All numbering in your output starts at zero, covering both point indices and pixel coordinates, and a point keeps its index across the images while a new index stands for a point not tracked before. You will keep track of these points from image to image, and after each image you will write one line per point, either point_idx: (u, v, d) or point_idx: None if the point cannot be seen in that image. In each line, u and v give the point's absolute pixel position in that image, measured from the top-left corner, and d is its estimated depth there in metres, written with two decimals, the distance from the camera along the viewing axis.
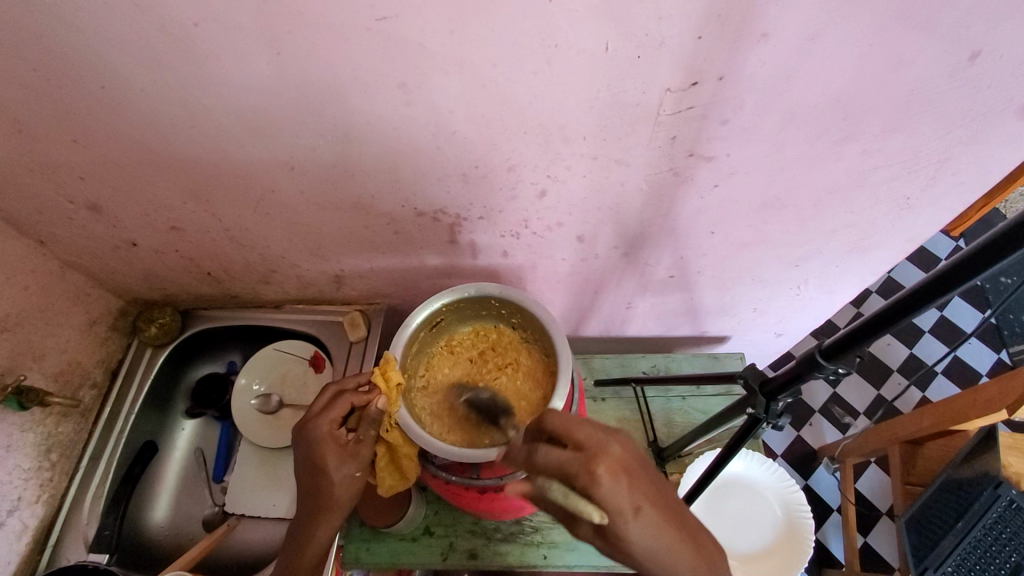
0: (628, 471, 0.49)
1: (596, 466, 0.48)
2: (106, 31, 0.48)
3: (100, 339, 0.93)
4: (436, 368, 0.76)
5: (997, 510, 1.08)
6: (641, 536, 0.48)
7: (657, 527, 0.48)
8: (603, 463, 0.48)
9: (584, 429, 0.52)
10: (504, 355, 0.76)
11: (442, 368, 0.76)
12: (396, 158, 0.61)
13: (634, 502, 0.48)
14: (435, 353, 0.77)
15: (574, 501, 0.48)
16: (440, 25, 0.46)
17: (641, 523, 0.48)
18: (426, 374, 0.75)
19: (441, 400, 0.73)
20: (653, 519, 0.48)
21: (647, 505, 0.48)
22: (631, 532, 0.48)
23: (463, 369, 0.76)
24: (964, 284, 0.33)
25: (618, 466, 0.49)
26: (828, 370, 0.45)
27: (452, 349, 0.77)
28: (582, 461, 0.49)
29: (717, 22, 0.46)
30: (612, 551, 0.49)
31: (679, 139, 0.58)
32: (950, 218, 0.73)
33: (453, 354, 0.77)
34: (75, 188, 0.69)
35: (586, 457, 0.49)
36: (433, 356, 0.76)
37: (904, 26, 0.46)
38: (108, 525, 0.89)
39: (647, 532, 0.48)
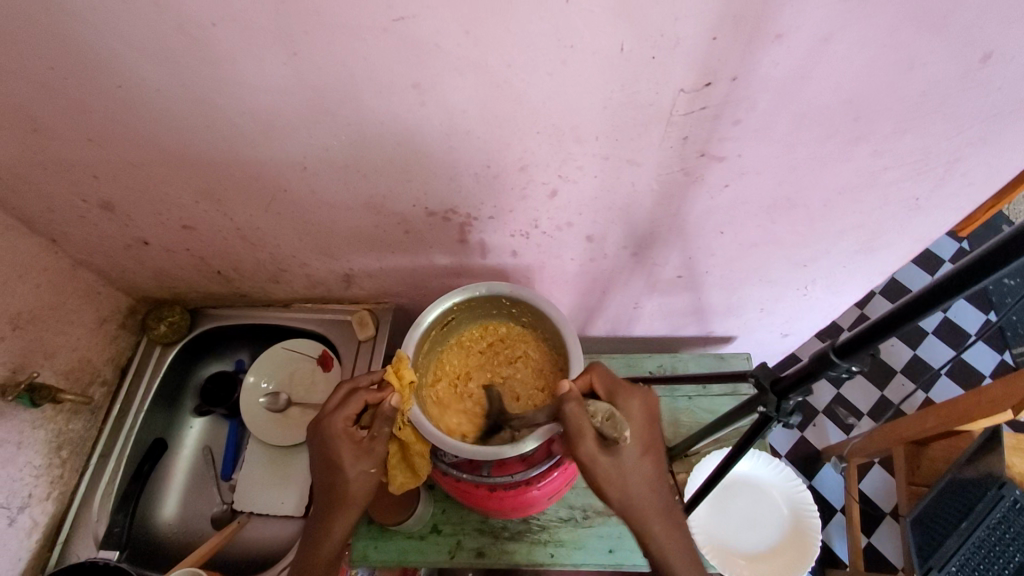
0: (648, 422, 0.63)
1: (635, 401, 0.63)
2: (126, 31, 0.49)
3: (110, 337, 0.93)
4: (446, 363, 0.76)
5: (1001, 510, 1.08)
6: (635, 471, 0.60)
7: (648, 476, 0.61)
8: (639, 402, 0.63)
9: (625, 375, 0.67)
10: (514, 348, 0.76)
11: (453, 363, 0.76)
12: (410, 157, 0.62)
13: (643, 443, 0.62)
14: (445, 348, 0.77)
15: (612, 416, 0.60)
16: (456, 26, 0.47)
17: (637, 459, 0.61)
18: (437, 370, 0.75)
19: (453, 395, 0.74)
20: (649, 466, 0.61)
21: (646, 451, 0.62)
22: (630, 463, 0.60)
23: (473, 364, 0.76)
24: (974, 285, 0.34)
25: (641, 413, 0.63)
26: (840, 368, 0.46)
27: (461, 344, 0.77)
28: (623, 397, 0.63)
29: (731, 23, 0.46)
30: (611, 473, 0.59)
31: (691, 139, 0.58)
32: (957, 219, 0.73)
33: (463, 349, 0.77)
34: (89, 186, 0.69)
35: (631, 396, 0.63)
36: (443, 351, 0.76)
37: (915, 29, 0.46)
38: (118, 522, 0.90)
39: (638, 469, 0.61)
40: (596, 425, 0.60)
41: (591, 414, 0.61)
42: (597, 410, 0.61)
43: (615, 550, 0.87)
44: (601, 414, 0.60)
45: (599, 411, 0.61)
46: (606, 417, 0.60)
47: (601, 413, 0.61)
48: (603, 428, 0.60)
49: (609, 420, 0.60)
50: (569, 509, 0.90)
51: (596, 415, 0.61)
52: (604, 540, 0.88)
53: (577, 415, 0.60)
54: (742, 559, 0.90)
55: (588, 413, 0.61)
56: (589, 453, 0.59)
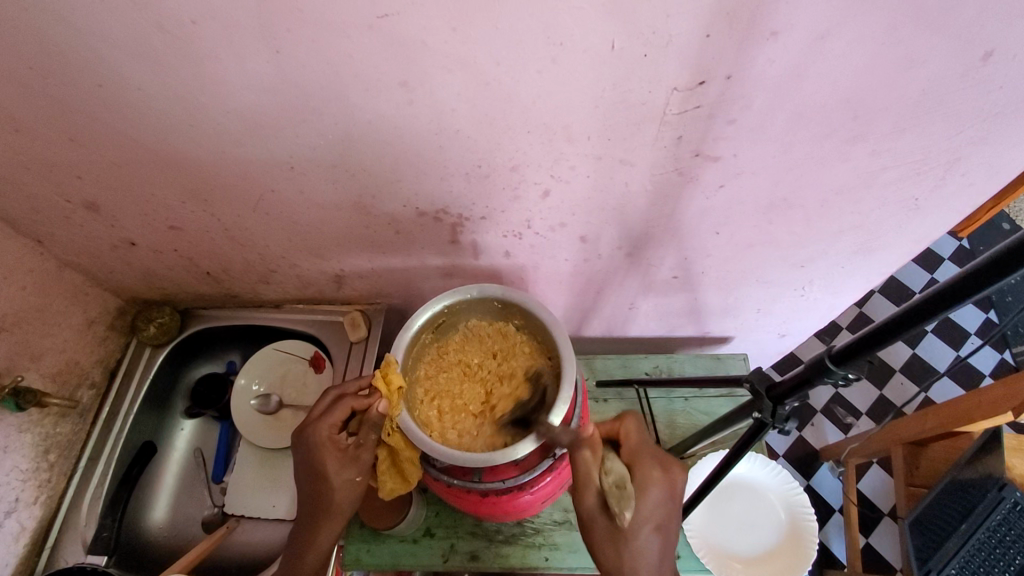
0: (667, 498, 0.61)
1: (655, 473, 0.61)
2: (103, 29, 0.48)
3: (98, 339, 0.92)
4: (436, 372, 0.74)
5: (1001, 512, 1.06)
6: (640, 541, 0.58)
7: (656, 552, 0.59)
8: (660, 476, 0.61)
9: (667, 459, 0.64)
10: (509, 363, 0.73)
11: (442, 372, 0.74)
12: (398, 157, 0.60)
13: (656, 520, 0.60)
14: (436, 358, 0.74)
15: (625, 488, 0.59)
16: (442, 23, 0.45)
17: (645, 532, 0.59)
18: (425, 378, 0.73)
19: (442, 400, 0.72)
20: (659, 544, 0.59)
21: (657, 527, 0.59)
22: (636, 535, 0.58)
23: (463, 375, 0.74)
24: (978, 292, 0.32)
25: (659, 488, 0.61)
26: (837, 375, 0.45)
27: (452, 354, 0.74)
28: (644, 466, 0.62)
29: (725, 20, 0.45)
30: (609, 538, 0.59)
31: (685, 139, 0.57)
32: (957, 220, 0.72)
33: (454, 360, 0.74)
34: (72, 186, 0.68)
35: (654, 467, 0.62)
36: (433, 360, 0.74)
37: (915, 26, 0.45)
38: (107, 526, 0.88)
39: (648, 547, 0.59)
40: (604, 489, 0.59)
41: (604, 474, 0.60)
42: (612, 471, 0.60)
43: None
44: (614, 479, 0.60)
45: (610, 474, 0.60)
46: (615, 484, 0.59)
47: (613, 476, 0.60)
48: (610, 494, 0.59)
49: (618, 489, 0.59)
50: (564, 512, 0.89)
51: (609, 476, 0.60)
52: None
53: (590, 465, 0.60)
54: (739, 562, 0.89)
55: (603, 471, 0.60)
56: (589, 510, 0.60)
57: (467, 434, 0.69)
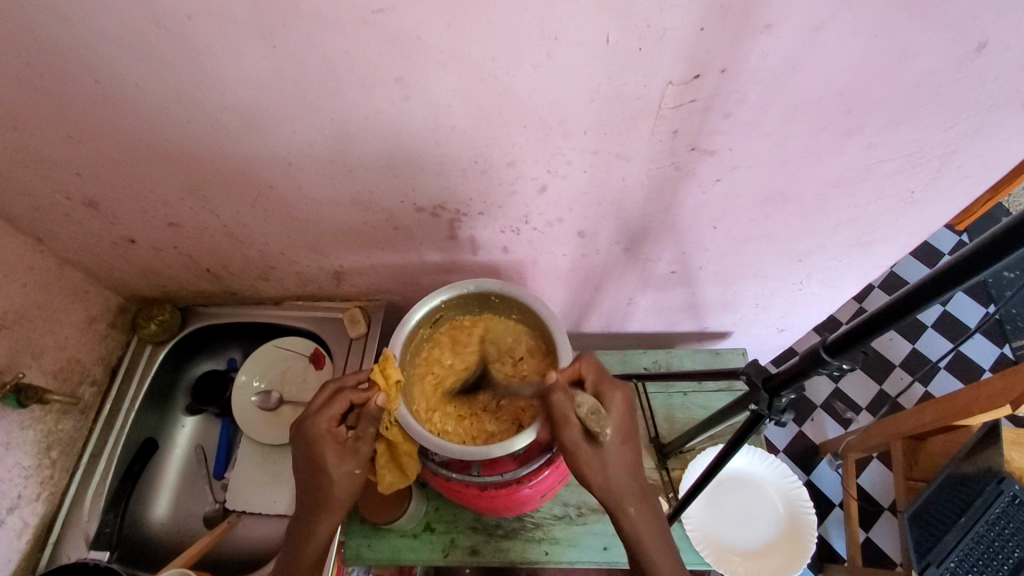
0: (628, 413, 0.63)
1: (618, 395, 0.63)
2: (101, 26, 0.48)
3: (100, 336, 0.93)
4: (425, 385, 0.72)
5: (1000, 505, 1.07)
6: (614, 455, 0.62)
7: (628, 465, 0.62)
8: (623, 395, 0.63)
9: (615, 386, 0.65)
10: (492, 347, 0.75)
11: (433, 384, 0.73)
12: (395, 153, 0.61)
13: (622, 433, 0.63)
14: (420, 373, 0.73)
15: (598, 409, 0.61)
16: (437, 18, 0.45)
17: (618, 449, 0.62)
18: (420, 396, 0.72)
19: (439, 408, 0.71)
20: (628, 452, 0.63)
21: (625, 440, 0.63)
22: (611, 452, 0.62)
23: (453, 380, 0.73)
24: (969, 279, 0.33)
25: (623, 408, 0.63)
26: (831, 366, 0.45)
27: (436, 367, 0.73)
28: (607, 392, 0.63)
29: (719, 14, 0.45)
30: (590, 462, 0.61)
31: (681, 133, 0.57)
32: (954, 213, 0.72)
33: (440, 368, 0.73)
34: (72, 183, 0.68)
35: (614, 388, 0.63)
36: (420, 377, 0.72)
37: (908, 18, 0.45)
38: (108, 522, 0.89)
39: (618, 458, 0.62)
40: (580, 417, 0.61)
41: (575, 407, 0.62)
42: (584, 401, 0.61)
43: (610, 547, 0.86)
44: (587, 407, 0.61)
45: (584, 404, 0.61)
46: (590, 411, 0.61)
47: (585, 406, 0.61)
48: (588, 420, 0.61)
49: (594, 413, 0.61)
50: (563, 506, 0.89)
51: (581, 407, 0.61)
52: (598, 538, 0.87)
53: (562, 404, 0.62)
54: (739, 556, 0.89)
55: (575, 406, 0.61)
56: (572, 439, 0.62)
57: (488, 425, 0.70)
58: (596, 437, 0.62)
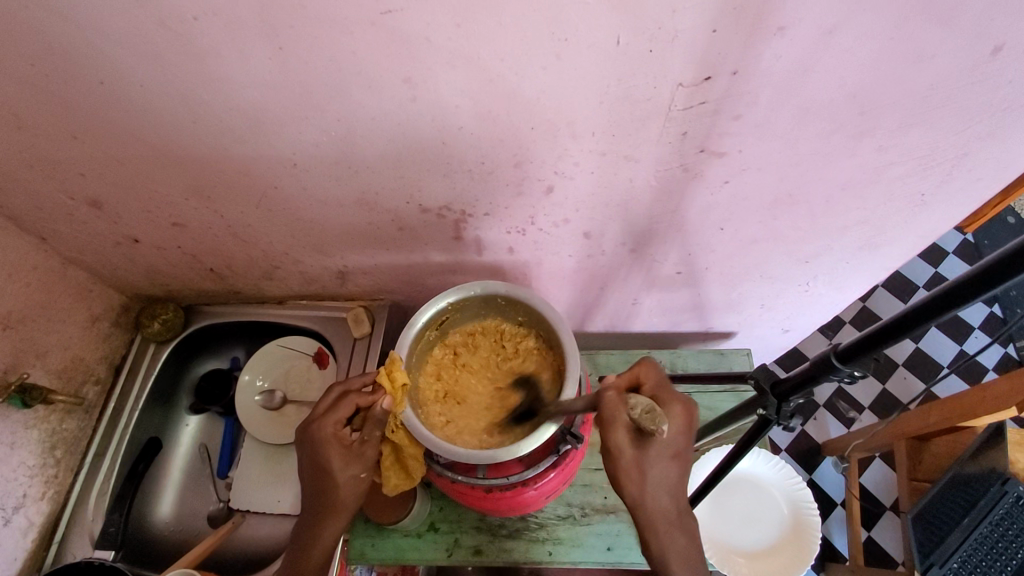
0: (688, 428, 0.59)
1: (678, 406, 0.59)
2: (105, 26, 0.47)
3: (103, 335, 0.92)
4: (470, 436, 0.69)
5: (1004, 506, 1.09)
6: (659, 468, 0.58)
7: (673, 478, 0.59)
8: (682, 408, 0.59)
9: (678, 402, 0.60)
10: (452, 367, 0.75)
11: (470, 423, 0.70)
12: (402, 154, 0.60)
13: (675, 448, 0.59)
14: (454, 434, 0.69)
15: (653, 410, 0.58)
16: (446, 19, 0.45)
17: (664, 460, 0.58)
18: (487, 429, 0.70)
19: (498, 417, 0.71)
20: (676, 469, 0.59)
21: (676, 454, 0.59)
22: (657, 461, 0.58)
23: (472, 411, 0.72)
24: (996, 286, 0.32)
25: (681, 419, 0.59)
26: (843, 373, 0.45)
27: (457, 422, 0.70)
28: (666, 400, 0.60)
29: (732, 16, 0.44)
30: (630, 468, 0.58)
31: (690, 135, 0.57)
32: (965, 215, 0.71)
33: (457, 413, 0.71)
34: (76, 183, 0.68)
35: (675, 397, 0.60)
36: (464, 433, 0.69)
37: (924, 21, 0.44)
38: (113, 522, 0.88)
39: (661, 471, 0.58)
40: (631, 419, 0.58)
41: (629, 408, 0.58)
42: (638, 402, 0.58)
43: (614, 548, 0.86)
44: (641, 407, 0.58)
45: (638, 405, 0.58)
46: (645, 412, 0.57)
47: (641, 406, 0.58)
48: (640, 420, 0.57)
49: (649, 413, 0.57)
50: (567, 507, 0.89)
51: (635, 408, 0.58)
52: (602, 538, 0.87)
53: (615, 402, 0.58)
54: (742, 557, 0.90)
55: (629, 406, 0.58)
56: (617, 442, 0.58)
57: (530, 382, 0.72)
58: (643, 442, 0.58)
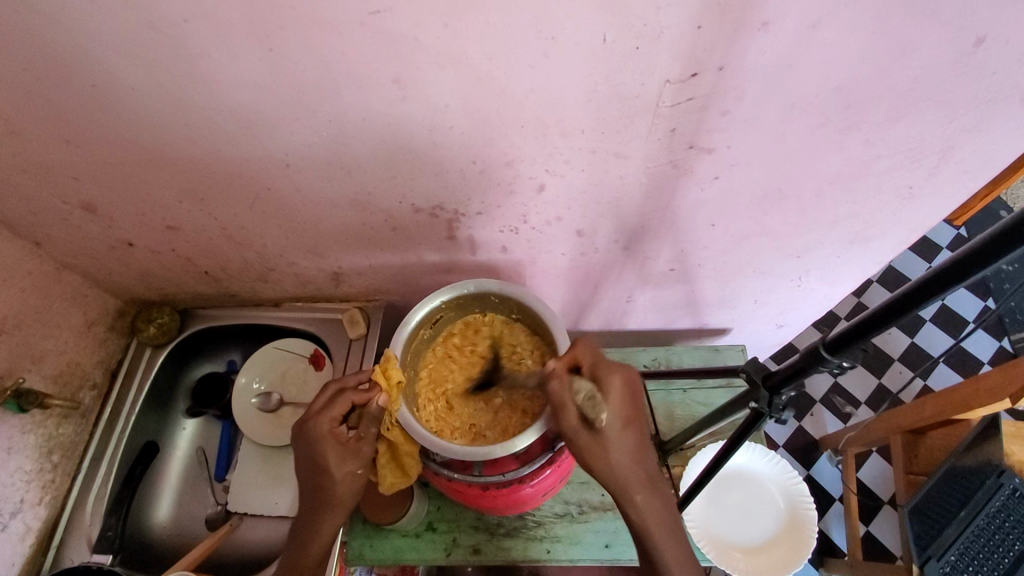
0: (628, 397, 0.60)
1: (617, 377, 0.59)
2: (94, 29, 0.48)
3: (99, 340, 0.93)
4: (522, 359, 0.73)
5: (1001, 498, 1.08)
6: (615, 445, 0.58)
7: (631, 448, 0.59)
8: (621, 379, 0.60)
9: (612, 378, 0.60)
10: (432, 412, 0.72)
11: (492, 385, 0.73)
12: (393, 154, 0.61)
13: (624, 418, 0.59)
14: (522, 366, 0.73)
15: (594, 395, 0.58)
16: (433, 19, 0.45)
17: (618, 434, 0.59)
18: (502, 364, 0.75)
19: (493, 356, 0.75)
20: (631, 439, 0.59)
21: (626, 424, 0.59)
22: (610, 438, 0.59)
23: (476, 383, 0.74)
24: (978, 271, 0.32)
25: (621, 392, 0.59)
26: (832, 364, 0.45)
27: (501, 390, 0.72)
28: (605, 374, 0.60)
29: (717, 11, 0.45)
30: (589, 447, 0.59)
31: (679, 131, 0.57)
32: (953, 207, 0.72)
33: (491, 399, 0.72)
34: (70, 188, 0.68)
35: (612, 370, 0.60)
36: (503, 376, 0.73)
37: (906, 13, 0.45)
38: (111, 526, 0.90)
39: (620, 445, 0.59)
40: (579, 405, 0.58)
41: (574, 393, 0.59)
42: (580, 388, 0.58)
43: (611, 544, 0.87)
44: (583, 393, 0.58)
45: (581, 390, 0.58)
46: (587, 397, 0.58)
47: (582, 392, 0.58)
48: (584, 407, 0.58)
49: (590, 399, 0.58)
50: (565, 504, 0.89)
51: (578, 393, 0.58)
52: (600, 535, 0.87)
53: (559, 391, 0.59)
54: (740, 552, 0.90)
55: (573, 391, 0.59)
56: (570, 426, 0.59)
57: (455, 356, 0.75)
58: (593, 423, 0.58)
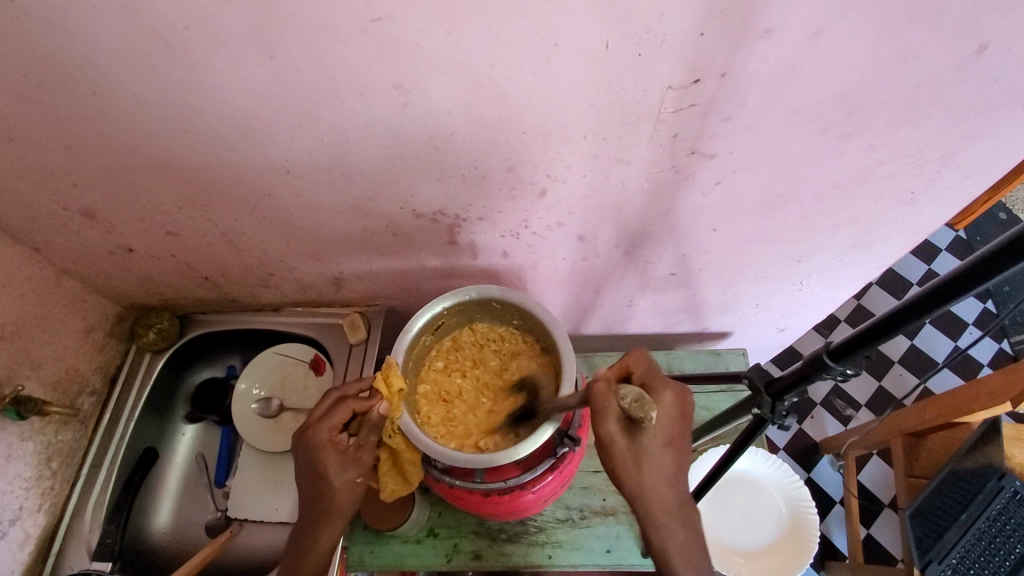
0: (679, 417, 0.59)
1: (669, 394, 0.59)
2: (96, 36, 0.48)
3: (98, 346, 0.92)
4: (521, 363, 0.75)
5: (1001, 501, 1.09)
6: (655, 456, 0.58)
7: (670, 467, 0.58)
8: (673, 395, 0.59)
9: (666, 392, 0.59)
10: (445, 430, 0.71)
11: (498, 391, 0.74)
12: (394, 160, 0.60)
13: (667, 435, 0.58)
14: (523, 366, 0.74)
15: (643, 399, 0.57)
16: (436, 26, 0.45)
17: (658, 448, 0.58)
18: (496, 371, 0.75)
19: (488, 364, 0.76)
20: (672, 458, 0.58)
21: (669, 441, 0.58)
22: (648, 450, 0.58)
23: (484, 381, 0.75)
24: (985, 281, 0.32)
25: (672, 407, 0.59)
26: (836, 371, 0.45)
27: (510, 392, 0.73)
28: (656, 388, 0.60)
29: (720, 18, 0.45)
30: (626, 458, 0.57)
31: (681, 137, 0.57)
32: (954, 212, 0.72)
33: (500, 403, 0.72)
34: (70, 195, 0.68)
35: (665, 384, 0.60)
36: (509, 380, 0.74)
37: (909, 20, 0.45)
38: (111, 533, 0.89)
39: (659, 459, 0.58)
40: (624, 408, 0.57)
41: (619, 398, 0.58)
42: (627, 392, 0.58)
43: (613, 549, 0.86)
44: (630, 397, 0.57)
45: (627, 395, 0.58)
46: (634, 400, 0.57)
47: (630, 395, 0.57)
48: (631, 409, 0.57)
49: (638, 402, 0.57)
50: (566, 510, 0.89)
51: (625, 397, 0.57)
52: (601, 541, 0.87)
53: (604, 394, 0.58)
54: (741, 556, 0.90)
55: (619, 395, 0.58)
56: (609, 432, 0.58)
57: (448, 374, 0.75)
58: (635, 431, 0.58)
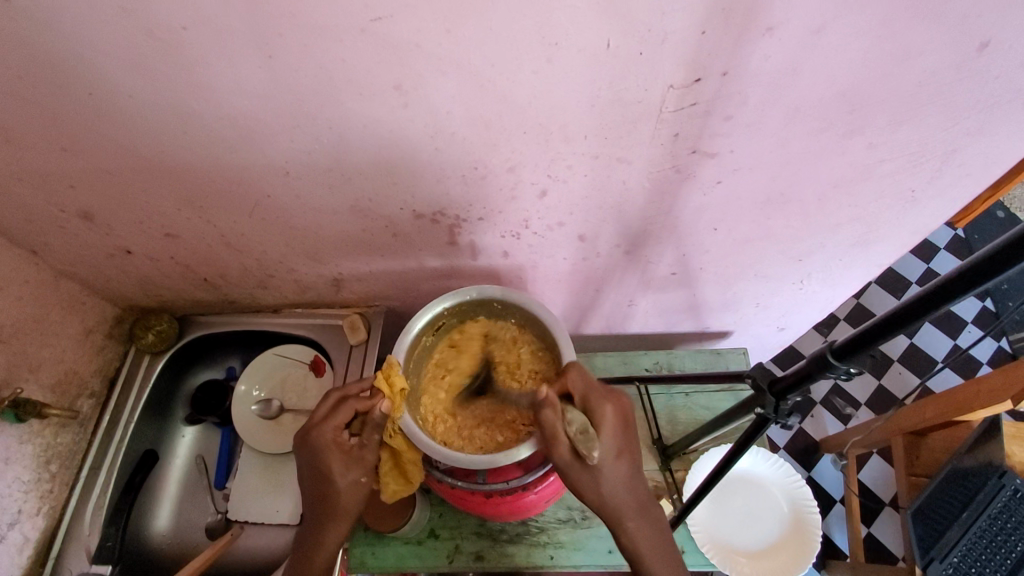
0: (622, 426, 0.61)
1: (608, 408, 0.60)
2: (94, 37, 0.47)
3: (97, 348, 0.92)
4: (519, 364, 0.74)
5: (1002, 499, 1.09)
6: (609, 472, 0.60)
7: (623, 474, 0.61)
8: (613, 408, 0.61)
9: (602, 408, 0.60)
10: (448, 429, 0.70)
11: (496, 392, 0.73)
12: (394, 160, 0.60)
13: (617, 449, 0.60)
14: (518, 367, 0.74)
15: (587, 428, 0.59)
16: (436, 25, 0.45)
17: (612, 463, 0.60)
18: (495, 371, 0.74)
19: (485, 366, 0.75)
20: (623, 468, 0.61)
21: (620, 455, 0.60)
22: (603, 468, 0.59)
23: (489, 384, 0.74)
24: (989, 280, 0.32)
25: (614, 423, 0.60)
26: (839, 370, 0.45)
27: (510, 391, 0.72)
28: (597, 405, 0.60)
29: (720, 18, 0.45)
30: (583, 479, 0.59)
31: (682, 136, 0.57)
32: (955, 210, 0.72)
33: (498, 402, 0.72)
34: (68, 197, 0.68)
35: (604, 401, 0.61)
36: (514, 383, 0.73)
37: (911, 19, 0.45)
38: (110, 536, 0.89)
39: (614, 473, 0.60)
40: (570, 437, 0.59)
41: (566, 424, 0.59)
42: (574, 419, 0.59)
43: (614, 550, 0.86)
44: (576, 426, 0.59)
45: (574, 422, 0.59)
46: (581, 430, 0.58)
47: (574, 424, 0.59)
48: (577, 441, 0.58)
49: (582, 433, 0.58)
50: (567, 510, 0.89)
51: (572, 424, 0.59)
52: (603, 541, 0.87)
53: (552, 420, 0.59)
54: (744, 556, 0.90)
55: (564, 423, 0.59)
56: (562, 458, 0.59)
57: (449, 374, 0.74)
58: (585, 456, 0.59)
